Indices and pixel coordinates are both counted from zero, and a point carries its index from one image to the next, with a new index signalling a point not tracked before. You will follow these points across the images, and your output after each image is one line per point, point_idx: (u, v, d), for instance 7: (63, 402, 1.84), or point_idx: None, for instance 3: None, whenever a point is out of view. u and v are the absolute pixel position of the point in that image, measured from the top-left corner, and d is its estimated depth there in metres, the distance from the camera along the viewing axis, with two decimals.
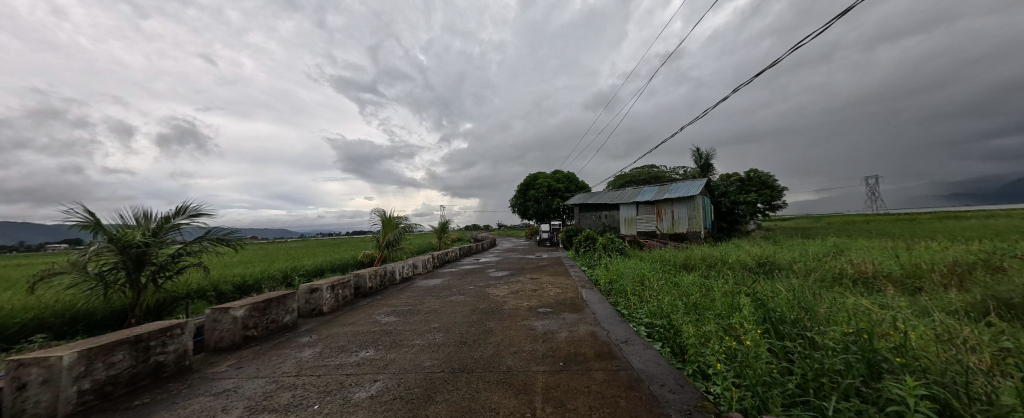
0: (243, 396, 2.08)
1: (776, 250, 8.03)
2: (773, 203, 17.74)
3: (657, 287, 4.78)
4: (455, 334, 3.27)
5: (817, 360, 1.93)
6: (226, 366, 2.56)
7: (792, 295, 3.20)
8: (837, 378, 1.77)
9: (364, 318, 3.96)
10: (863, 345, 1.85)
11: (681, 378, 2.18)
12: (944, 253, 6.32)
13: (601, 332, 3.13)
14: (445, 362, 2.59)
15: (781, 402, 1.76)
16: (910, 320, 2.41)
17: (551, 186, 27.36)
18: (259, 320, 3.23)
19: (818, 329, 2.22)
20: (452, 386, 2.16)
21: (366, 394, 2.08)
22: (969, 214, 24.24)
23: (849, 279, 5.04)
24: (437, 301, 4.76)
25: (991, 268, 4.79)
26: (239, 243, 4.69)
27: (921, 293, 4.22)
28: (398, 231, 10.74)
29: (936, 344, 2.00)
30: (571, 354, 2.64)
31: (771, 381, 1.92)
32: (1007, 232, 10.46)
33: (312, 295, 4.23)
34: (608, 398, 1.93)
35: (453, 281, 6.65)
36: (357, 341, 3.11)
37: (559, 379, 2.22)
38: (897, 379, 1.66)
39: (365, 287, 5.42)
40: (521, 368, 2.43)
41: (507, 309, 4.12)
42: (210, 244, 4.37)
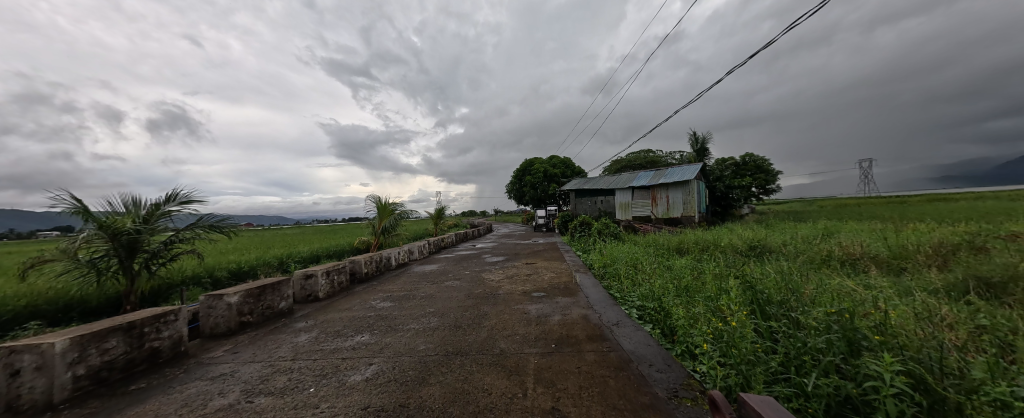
0: (239, 380, 2.12)
1: (767, 233, 8.14)
2: (767, 188, 17.90)
3: (650, 271, 4.85)
4: (450, 318, 3.31)
5: (800, 339, 1.99)
6: (222, 351, 2.60)
7: (779, 277, 3.27)
8: (818, 356, 1.83)
9: (360, 303, 4.00)
10: (844, 324, 1.91)
11: (669, 358, 2.24)
12: (930, 235, 6.46)
13: (593, 315, 3.19)
14: (440, 345, 2.64)
15: (763, 380, 1.84)
16: (892, 299, 2.48)
17: (547, 172, 27.30)
18: (254, 305, 3.26)
19: (802, 309, 2.27)
20: (445, 369, 2.21)
21: (361, 377, 2.13)
22: (959, 197, 24.56)
23: (837, 261, 5.14)
24: (432, 287, 4.82)
25: (974, 249, 4.91)
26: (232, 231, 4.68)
27: (906, 273, 4.33)
28: (393, 217, 10.73)
29: (914, 322, 2.07)
30: (563, 336, 2.69)
31: (755, 359, 1.98)
32: (995, 214, 10.64)
33: (306, 281, 4.24)
34: (598, 379, 1.98)
35: (448, 266, 6.71)
36: (353, 325, 3.15)
37: (551, 360, 2.27)
38: (876, 356, 1.72)
39: (361, 273, 5.46)
40: (514, 350, 2.48)
41: (502, 294, 4.18)
42: (202, 231, 4.35)
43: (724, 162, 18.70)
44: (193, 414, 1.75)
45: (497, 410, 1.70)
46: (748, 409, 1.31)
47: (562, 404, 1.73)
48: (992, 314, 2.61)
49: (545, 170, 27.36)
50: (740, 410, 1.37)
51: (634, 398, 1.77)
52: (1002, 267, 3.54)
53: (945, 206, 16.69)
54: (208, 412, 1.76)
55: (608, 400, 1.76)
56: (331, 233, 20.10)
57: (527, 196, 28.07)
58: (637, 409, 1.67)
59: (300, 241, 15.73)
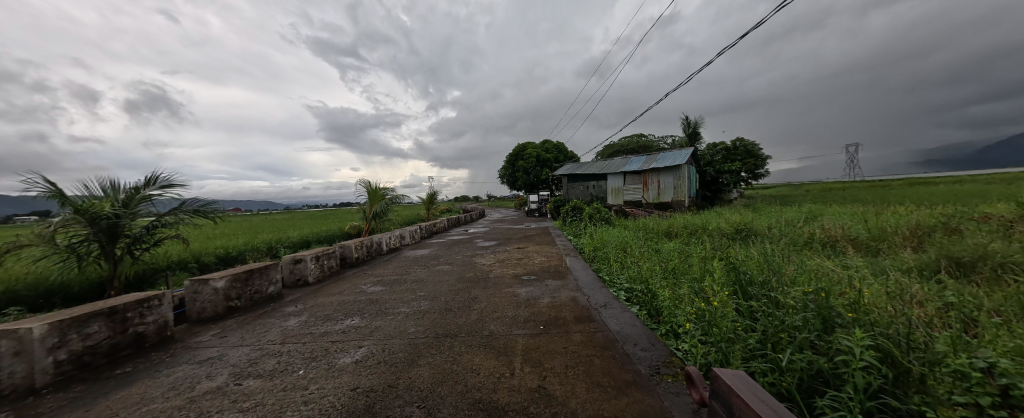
0: (227, 363, 2.12)
1: (753, 217, 8.31)
2: (756, 172, 18.14)
3: (638, 254, 4.93)
4: (441, 301, 3.34)
5: (777, 317, 2.06)
6: (210, 336, 2.59)
7: (763, 259, 3.35)
8: (794, 333, 1.90)
9: (351, 288, 4.00)
10: (820, 302, 1.97)
11: (653, 337, 2.29)
12: (909, 217, 6.67)
13: (581, 297, 3.24)
14: (430, 328, 2.67)
15: (741, 356, 1.91)
16: (867, 278, 2.57)
17: (540, 156, 27.18)
18: (242, 290, 3.24)
19: (782, 289, 2.34)
20: (435, 350, 2.24)
21: (351, 359, 2.15)
22: (938, 181, 25.28)
23: (819, 243, 5.29)
24: (423, 271, 4.84)
25: (948, 230, 5.10)
26: (217, 215, 4.60)
27: (883, 254, 4.48)
28: (384, 202, 10.65)
29: (886, 300, 2.15)
30: (551, 318, 2.73)
31: (734, 337, 2.05)
32: (970, 197, 11.01)
33: (295, 265, 4.21)
34: (584, 358, 2.03)
35: (440, 251, 6.73)
36: (343, 309, 3.16)
37: (539, 341, 2.31)
38: (848, 332, 1.79)
39: (351, 257, 5.44)
40: (503, 332, 2.52)
41: (492, 277, 4.22)
42: (185, 216, 4.27)
43: (714, 147, 18.84)
44: (181, 396, 1.76)
45: (484, 390, 1.73)
46: (721, 382, 1.29)
47: (548, 382, 1.77)
48: (959, 292, 2.74)
49: (538, 155, 27.24)
50: (713, 386, 1.34)
51: (618, 375, 1.82)
52: (972, 247, 3.68)
53: (925, 190, 17.18)
54: (197, 394, 1.77)
55: (593, 377, 1.81)
56: (321, 218, 19.92)
57: (520, 181, 28.03)
58: (621, 386, 1.72)
59: (290, 226, 15.58)
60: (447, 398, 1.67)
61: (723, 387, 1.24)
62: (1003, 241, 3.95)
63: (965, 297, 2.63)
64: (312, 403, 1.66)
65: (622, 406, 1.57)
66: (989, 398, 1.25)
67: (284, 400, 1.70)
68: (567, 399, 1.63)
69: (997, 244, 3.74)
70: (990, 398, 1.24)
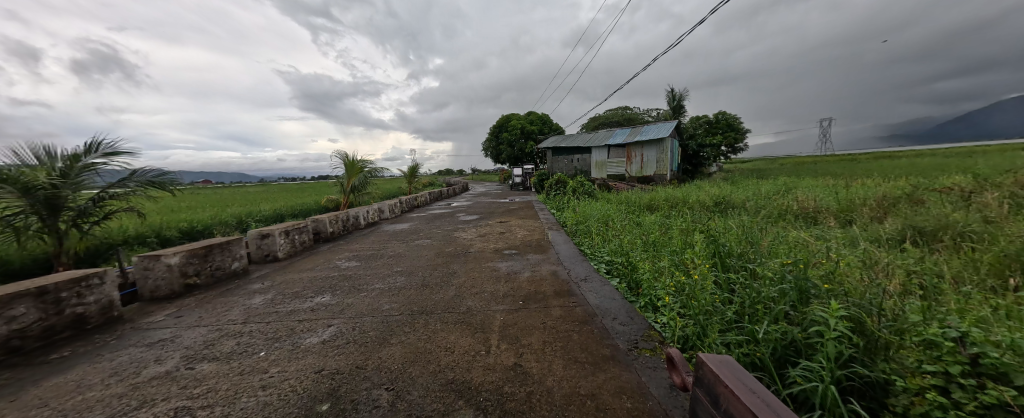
0: (181, 346, 1.99)
1: (731, 190, 8.46)
2: (736, 146, 18.45)
3: (619, 228, 4.93)
4: (418, 277, 3.23)
5: (756, 289, 2.05)
6: (163, 316, 2.44)
7: (742, 231, 3.37)
8: (771, 305, 1.90)
9: (323, 263, 3.83)
10: (798, 274, 1.95)
11: (632, 311, 2.26)
12: (876, 189, 6.93)
13: (562, 271, 3.21)
14: (405, 304, 2.57)
15: (718, 328, 1.91)
16: (841, 249, 2.60)
17: (524, 129, 26.68)
18: (200, 266, 3.03)
19: (761, 261, 2.33)
20: (409, 328, 2.15)
21: (318, 339, 2.03)
22: (903, 155, 26.51)
23: (793, 215, 5.42)
24: (401, 245, 4.70)
25: (912, 202, 5.31)
26: (175, 187, 4.25)
27: (852, 225, 4.63)
28: (362, 175, 10.29)
29: (860, 270, 2.17)
30: (531, 292, 2.68)
31: (712, 310, 2.04)
32: (932, 170, 11.56)
33: (263, 241, 3.98)
34: (562, 333, 1.99)
35: (420, 225, 6.57)
36: (314, 286, 3.01)
37: (518, 317, 2.25)
38: (824, 303, 1.80)
39: (326, 232, 5.23)
40: (481, 308, 2.45)
41: (472, 252, 4.13)
42: (138, 187, 3.91)
43: (697, 120, 18.92)
44: (124, 384, 1.63)
45: (457, 369, 1.66)
46: (706, 369, 1.22)
47: (524, 360, 1.71)
48: (921, 260, 2.85)
49: (522, 127, 26.72)
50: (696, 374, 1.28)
51: (596, 350, 1.78)
52: (935, 217, 3.83)
53: (891, 163, 17.97)
54: (142, 380, 1.65)
55: (570, 353, 1.76)
56: (298, 191, 19.28)
57: (504, 153, 27.63)
58: (598, 361, 1.69)
59: (263, 199, 15.00)
60: (418, 379, 1.59)
61: (707, 374, 1.19)
62: (963, 211, 4.13)
63: (926, 266, 2.74)
64: (270, 388, 1.55)
65: (599, 382, 1.53)
66: (960, 367, 1.26)
67: (240, 385, 1.59)
68: (544, 377, 1.57)
69: (959, 215, 3.90)
70: (961, 367, 1.25)
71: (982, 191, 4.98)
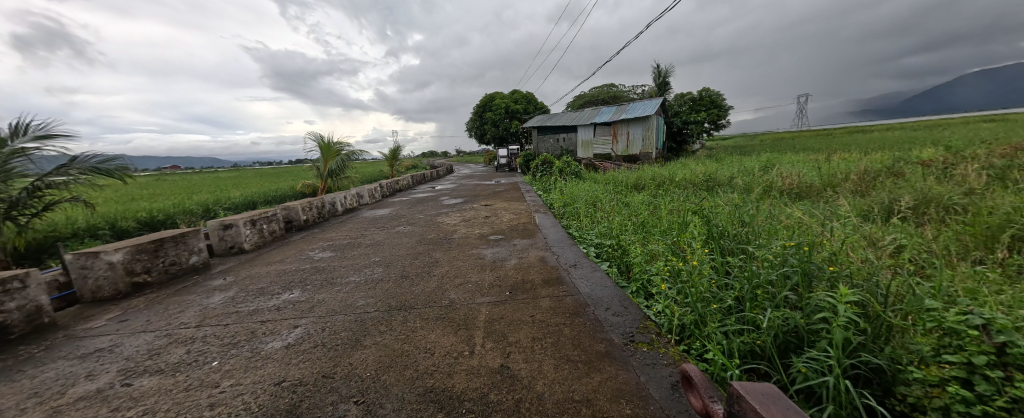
0: (120, 357, 1.74)
1: (716, 167, 8.44)
2: (719, 123, 18.56)
3: (608, 209, 4.80)
4: (397, 267, 3.03)
5: (755, 273, 1.94)
6: (104, 321, 2.17)
7: (734, 210, 3.27)
8: (773, 290, 1.79)
9: (294, 254, 3.57)
10: (801, 256, 1.84)
11: (626, 299, 2.12)
12: (857, 163, 7.04)
13: (550, 257, 3.05)
14: (382, 299, 2.37)
15: (717, 317, 1.80)
16: (836, 227, 2.52)
17: (508, 108, 26.06)
18: (151, 263, 2.76)
19: (759, 244, 2.22)
20: (384, 328, 1.95)
21: (281, 344, 1.81)
22: (875, 131, 27.38)
23: (778, 192, 5.42)
24: (381, 233, 4.45)
25: (892, 175, 5.38)
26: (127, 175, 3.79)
27: (837, 199, 4.65)
28: (338, 159, 9.81)
29: (858, 249, 2.10)
30: (518, 282, 2.51)
31: (710, 296, 1.92)
32: (905, 143, 11.88)
33: (226, 231, 3.71)
34: (552, 328, 1.83)
35: (402, 210, 6.29)
36: (281, 281, 2.77)
37: (503, 310, 2.09)
38: (829, 287, 1.70)
39: (299, 220, 4.92)
40: (465, 300, 2.27)
41: (456, 238, 3.92)
42: (81, 174, 3.40)
43: (682, 98, 18.85)
44: (43, 407, 1.38)
45: (437, 375, 1.49)
46: (744, 405, 1.00)
47: (512, 361, 1.56)
48: (909, 234, 2.84)
49: (506, 106, 26.09)
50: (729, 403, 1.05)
51: (590, 347, 1.64)
52: (920, 189, 3.84)
53: (866, 137, 18.47)
54: (66, 402, 1.41)
55: (562, 351, 1.62)
56: (273, 176, 18.44)
57: (488, 134, 27.04)
58: (592, 359, 1.54)
59: (235, 184, 14.28)
60: (393, 388, 1.41)
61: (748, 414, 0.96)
62: (944, 183, 4.17)
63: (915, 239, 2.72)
64: (220, 406, 1.35)
65: (595, 385, 1.38)
66: (985, 358, 1.19)
67: (183, 404, 1.37)
68: (533, 381, 1.42)
69: (942, 186, 3.92)
70: (986, 358, 1.19)
71: (959, 162, 5.06)
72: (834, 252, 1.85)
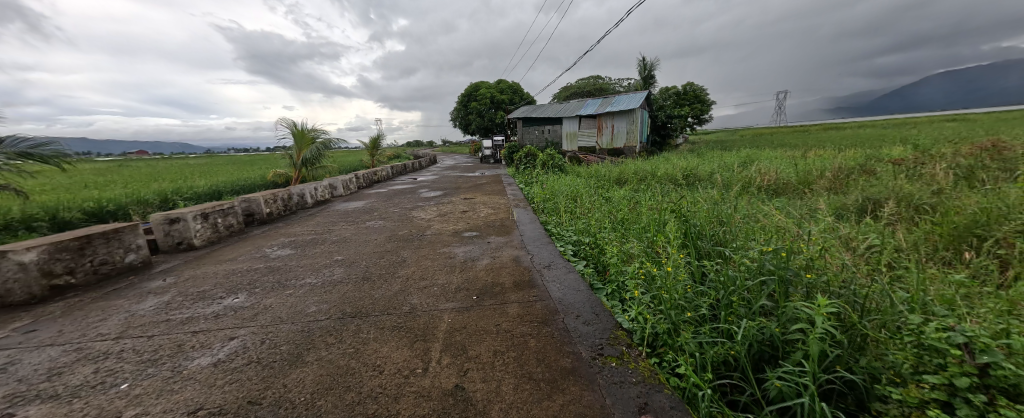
0: (13, 378, 1.51)
1: (698, 162, 8.46)
2: (701, 118, 18.77)
3: (588, 205, 4.69)
4: (360, 267, 2.81)
5: (731, 277, 1.81)
6: (8, 332, 1.91)
7: (714, 208, 3.18)
8: (749, 298, 1.67)
9: (250, 252, 3.30)
10: (778, 260, 1.72)
11: (598, 305, 1.99)
12: (831, 160, 7.18)
13: (524, 257, 2.90)
14: (337, 305, 2.16)
15: (691, 327, 1.67)
16: (815, 229, 2.45)
17: (493, 98, 25.62)
18: (74, 263, 2.51)
19: (737, 247, 2.11)
20: (333, 340, 1.75)
21: (208, 360, 1.60)
22: (848, 128, 28.36)
23: (756, 188, 5.44)
24: (349, 228, 4.21)
25: (865, 173, 5.47)
26: (65, 162, 3.42)
27: (812, 197, 4.69)
28: (313, 147, 9.47)
29: (838, 253, 2.00)
30: (487, 285, 2.35)
31: (684, 303, 1.79)
32: (875, 140, 12.27)
33: (173, 226, 3.41)
34: (517, 339, 1.67)
35: (376, 203, 6.03)
36: (227, 284, 2.53)
37: (467, 318, 1.93)
38: (808, 295, 1.58)
39: (261, 214, 4.62)
40: (427, 307, 2.10)
41: (429, 234, 3.72)
42: (9, 160, 3.03)
43: (666, 92, 18.94)
44: None
45: (382, 399, 1.32)
46: None
47: (468, 380, 1.40)
48: (883, 231, 2.82)
49: (491, 96, 25.66)
50: None
51: (554, 362, 1.49)
52: (891, 188, 3.87)
53: (839, 134, 19.05)
54: None
55: (524, 368, 1.47)
56: (247, 164, 17.65)
57: (473, 124, 26.58)
58: (556, 378, 1.40)
59: (203, 173, 13.54)
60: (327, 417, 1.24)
61: None
62: (914, 181, 4.23)
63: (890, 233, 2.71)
64: None
65: (555, 409, 1.24)
66: (968, 380, 1.09)
67: None
68: (488, 405, 1.27)
69: (913, 185, 3.96)
70: (969, 380, 1.09)
71: (927, 161, 5.18)
72: (812, 256, 1.74)
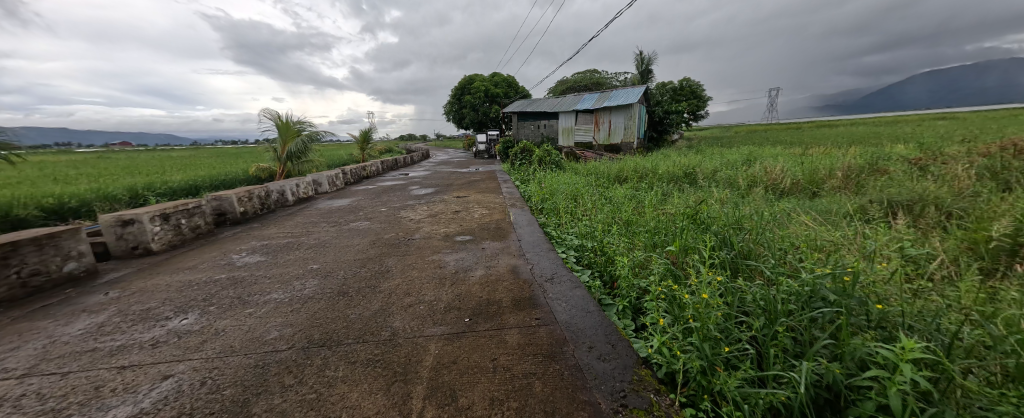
0: None
1: (699, 159, 8.21)
2: (698, 114, 18.57)
3: (589, 205, 4.38)
4: (336, 279, 2.47)
5: (776, 304, 1.50)
6: None
7: (733, 212, 2.88)
8: (801, 331, 1.37)
9: (213, 259, 2.93)
10: (837, 285, 1.41)
11: (613, 333, 1.68)
12: (836, 158, 6.98)
13: (523, 267, 2.58)
14: (304, 329, 1.82)
15: (729, 367, 1.36)
16: (859, 239, 2.14)
17: (487, 91, 25.14)
18: None
19: (775, 264, 1.79)
20: (290, 381, 1.42)
21: (127, 412, 1.27)
22: (841, 125, 28.52)
23: (763, 188, 5.20)
24: (331, 230, 3.85)
25: (876, 172, 5.24)
26: None
27: (822, 198, 4.46)
28: (299, 140, 9.09)
29: (905, 268, 1.67)
30: (482, 303, 2.02)
31: (719, 334, 1.48)
32: (873, 138, 12.17)
33: (126, 229, 3.05)
34: (519, 383, 1.36)
35: (364, 200, 5.67)
36: (178, 300, 2.17)
37: (458, 349, 1.60)
38: (877, 329, 1.27)
39: (234, 213, 4.24)
40: (411, 332, 1.77)
41: (417, 238, 3.38)
42: None
43: (663, 87, 18.71)
44: None
45: None
46: None
47: None
48: (916, 235, 2.56)
49: (486, 89, 25.21)
50: None
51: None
52: (912, 188, 3.64)
53: (834, 131, 19.04)
54: None
55: None
56: (232, 157, 17.06)
57: (467, 118, 26.10)
58: None
59: (185, 165, 13.02)
60: None
61: None
62: (932, 181, 4.01)
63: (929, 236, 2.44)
64: None
65: None
66: None
67: None
68: None
69: (934, 185, 3.73)
70: None
71: (938, 160, 4.99)
72: (876, 278, 1.43)
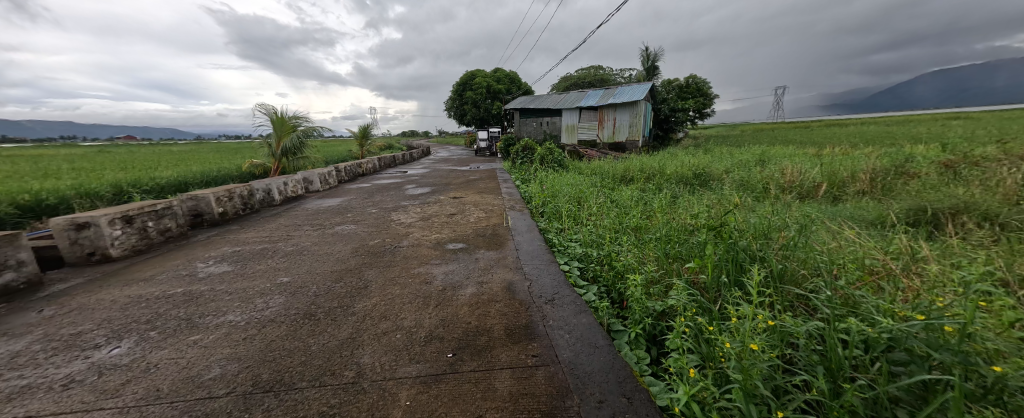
0: None
1: (708, 159, 7.85)
2: (705, 112, 18.15)
3: (594, 209, 4.04)
4: (306, 296, 2.16)
5: (842, 353, 1.16)
6: None
7: (760, 221, 2.53)
8: (886, 397, 1.02)
9: (176, 268, 2.63)
10: (931, 334, 1.06)
11: (629, 380, 1.34)
12: (855, 159, 6.60)
13: (520, 284, 2.25)
14: (252, 365, 1.50)
15: None
16: (924, 266, 1.80)
17: (489, 87, 24.77)
18: None
19: (829, 298, 1.45)
20: None
21: None
22: (850, 124, 27.94)
23: (780, 190, 4.86)
24: (313, 234, 3.55)
25: (903, 175, 4.87)
26: None
27: (847, 204, 4.12)
28: (294, 136, 8.80)
29: (1005, 305, 1.31)
30: (469, 333, 1.70)
31: (767, 390, 1.14)
32: (888, 139, 11.73)
33: (82, 233, 2.75)
34: None
35: (355, 200, 5.37)
36: (118, 322, 1.87)
37: (433, 399, 1.28)
38: (999, 404, 0.92)
39: (211, 214, 3.95)
40: (380, 370, 1.45)
41: (405, 245, 3.08)
42: None
43: (669, 84, 18.28)
44: None
45: None
46: None
47: None
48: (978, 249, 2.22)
49: (488, 85, 24.84)
50: None
51: None
52: (953, 194, 3.29)
53: (844, 131, 18.58)
54: None
55: None
56: (231, 152, 16.89)
57: (468, 115, 25.79)
58: None
59: (179, 161, 12.76)
60: None
61: None
62: (972, 186, 3.65)
63: (994, 251, 2.09)
64: None
65: None
66: None
67: None
68: None
69: (977, 191, 3.37)
70: None
71: (971, 163, 4.62)
72: (978, 326, 1.09)
